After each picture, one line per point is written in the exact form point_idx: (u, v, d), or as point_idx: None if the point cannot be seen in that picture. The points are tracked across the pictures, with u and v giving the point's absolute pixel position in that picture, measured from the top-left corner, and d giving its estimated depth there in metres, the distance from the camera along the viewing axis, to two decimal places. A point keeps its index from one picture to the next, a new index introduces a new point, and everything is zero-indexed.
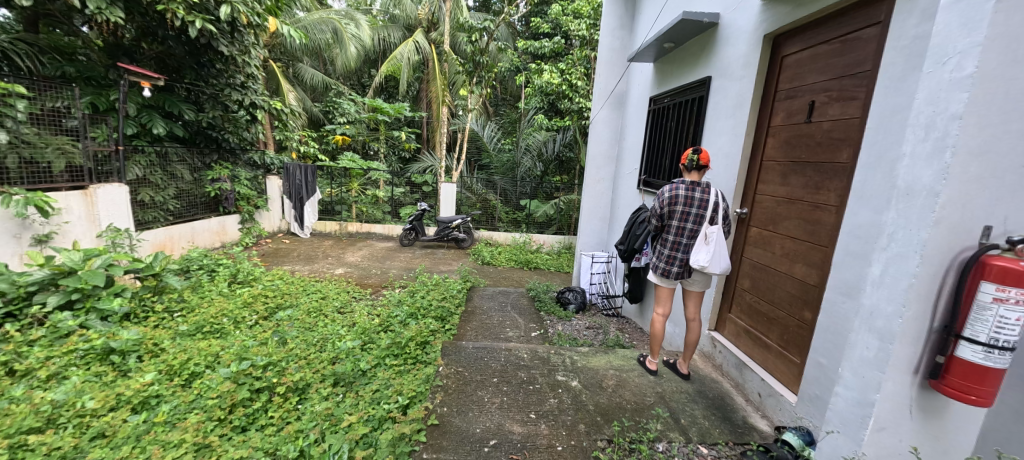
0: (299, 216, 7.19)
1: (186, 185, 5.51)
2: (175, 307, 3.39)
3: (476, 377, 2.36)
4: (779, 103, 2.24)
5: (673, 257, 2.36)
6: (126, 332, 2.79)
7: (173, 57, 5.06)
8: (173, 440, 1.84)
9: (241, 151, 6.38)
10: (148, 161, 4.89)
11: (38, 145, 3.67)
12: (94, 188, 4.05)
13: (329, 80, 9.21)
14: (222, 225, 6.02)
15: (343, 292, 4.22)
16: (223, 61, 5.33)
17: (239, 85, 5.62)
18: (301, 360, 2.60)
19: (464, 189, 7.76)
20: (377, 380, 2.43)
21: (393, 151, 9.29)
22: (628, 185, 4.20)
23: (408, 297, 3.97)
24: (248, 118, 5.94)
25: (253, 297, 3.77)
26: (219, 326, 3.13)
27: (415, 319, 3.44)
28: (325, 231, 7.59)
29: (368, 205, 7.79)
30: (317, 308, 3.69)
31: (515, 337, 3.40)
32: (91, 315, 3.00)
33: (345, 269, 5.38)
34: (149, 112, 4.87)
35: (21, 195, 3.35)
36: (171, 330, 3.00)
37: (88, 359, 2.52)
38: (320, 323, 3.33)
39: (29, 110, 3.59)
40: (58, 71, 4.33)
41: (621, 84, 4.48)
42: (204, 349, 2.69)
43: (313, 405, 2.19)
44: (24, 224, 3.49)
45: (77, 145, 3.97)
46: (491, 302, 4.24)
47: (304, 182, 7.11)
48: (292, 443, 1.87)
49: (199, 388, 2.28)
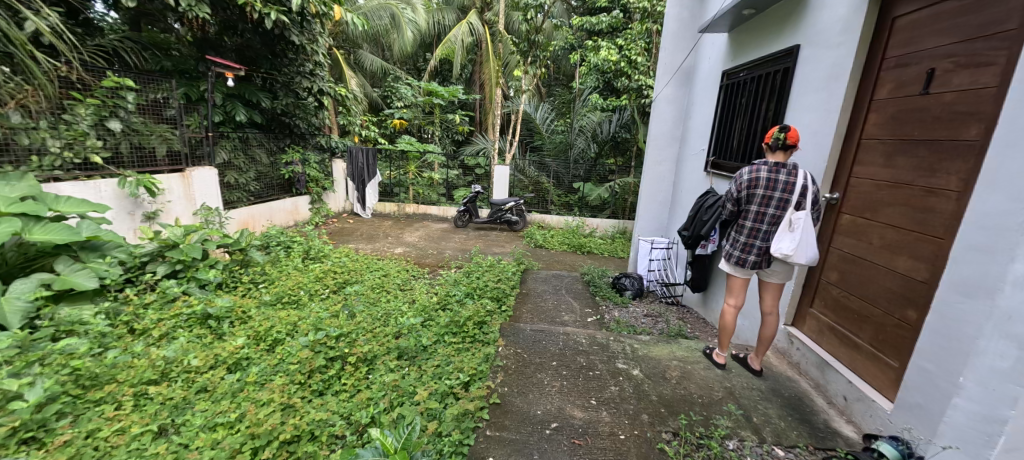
0: (361, 197, 7.57)
1: (264, 168, 5.99)
2: (259, 278, 3.75)
3: (536, 360, 2.39)
4: (885, 73, 1.96)
5: (750, 245, 2.17)
6: (220, 300, 3.12)
7: (252, 49, 5.47)
8: (263, 399, 2.05)
9: (310, 135, 6.82)
10: (232, 146, 5.37)
11: (145, 133, 4.14)
12: (190, 171, 4.54)
13: (387, 66, 9.52)
14: (294, 205, 6.51)
15: (404, 271, 4.43)
16: (294, 51, 5.61)
17: (308, 73, 5.93)
18: (369, 333, 2.78)
19: (517, 171, 7.75)
20: (439, 355, 2.55)
21: (447, 134, 9.47)
22: (693, 167, 3.94)
23: (464, 278, 4.07)
24: (316, 105, 6.28)
25: (324, 272, 4.06)
26: (296, 297, 3.42)
27: (472, 299, 3.53)
28: (386, 212, 7.96)
29: (424, 188, 8.05)
30: (380, 285, 3.90)
31: (571, 321, 3.39)
32: (192, 283, 3.39)
33: (404, 249, 5.63)
34: (233, 101, 5.34)
35: (133, 177, 3.88)
36: (256, 300, 3.31)
37: (191, 321, 2.86)
38: (385, 299, 3.54)
39: (138, 101, 4.05)
40: (158, 65, 4.82)
41: (689, 58, 4.18)
42: (284, 318, 2.94)
43: (381, 376, 2.34)
44: (137, 202, 4.02)
45: (175, 132, 4.45)
46: (545, 285, 4.23)
47: (366, 164, 7.46)
48: (364, 410, 2.01)
49: (282, 353, 2.51)
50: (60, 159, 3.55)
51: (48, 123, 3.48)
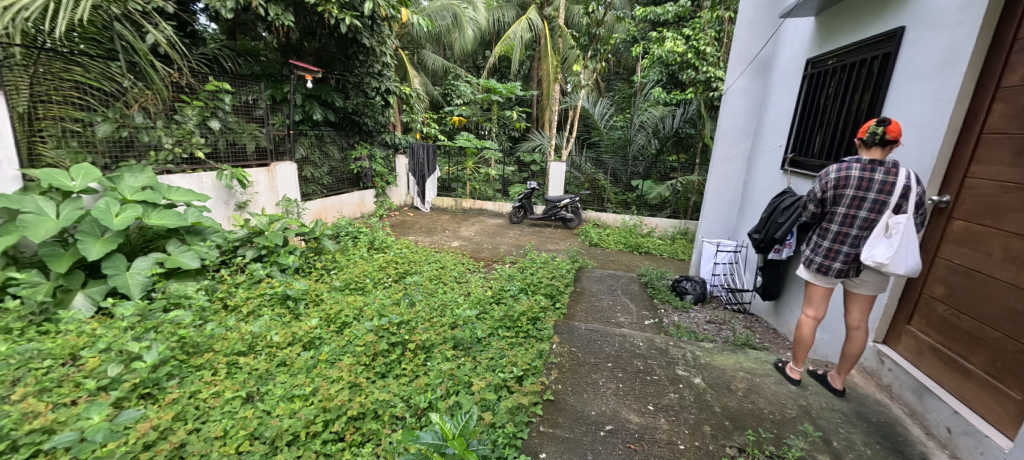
0: (421, 191, 7.91)
1: (336, 163, 6.45)
2: (330, 265, 4.06)
3: (591, 360, 2.37)
4: (1017, 57, 1.68)
5: (835, 251, 1.97)
6: (297, 283, 3.42)
7: (327, 52, 5.90)
8: (333, 376, 2.21)
9: (376, 133, 7.23)
10: (309, 143, 5.85)
11: (237, 131, 4.64)
12: (274, 165, 5.03)
13: (448, 64, 9.81)
14: (361, 198, 6.95)
15: (461, 264, 4.56)
16: (365, 53, 5.94)
17: (376, 73, 6.23)
18: (427, 322, 2.90)
19: (573, 168, 7.65)
20: (493, 348, 2.60)
21: (504, 131, 9.59)
22: (768, 165, 3.64)
23: (518, 273, 4.10)
24: (383, 103, 6.62)
25: (387, 262, 4.29)
26: (362, 284, 3.66)
27: (526, 294, 3.56)
28: (444, 207, 8.24)
29: (480, 183, 8.23)
30: (438, 276, 4.05)
31: (627, 323, 3.29)
32: (275, 267, 3.75)
33: (460, 242, 5.80)
34: (311, 101, 5.80)
35: (228, 170, 4.39)
36: (328, 285, 3.59)
37: (273, 301, 3.17)
38: (442, 290, 3.66)
39: (233, 102, 4.54)
40: (249, 70, 5.36)
41: (768, 46, 3.85)
42: (351, 303, 3.16)
43: (438, 364, 2.43)
44: (231, 193, 4.54)
45: (262, 130, 4.93)
46: (600, 284, 4.15)
47: (427, 160, 7.78)
48: (422, 395, 2.11)
49: (350, 335, 2.69)
50: (172, 154, 4.08)
51: (162, 122, 4.01)
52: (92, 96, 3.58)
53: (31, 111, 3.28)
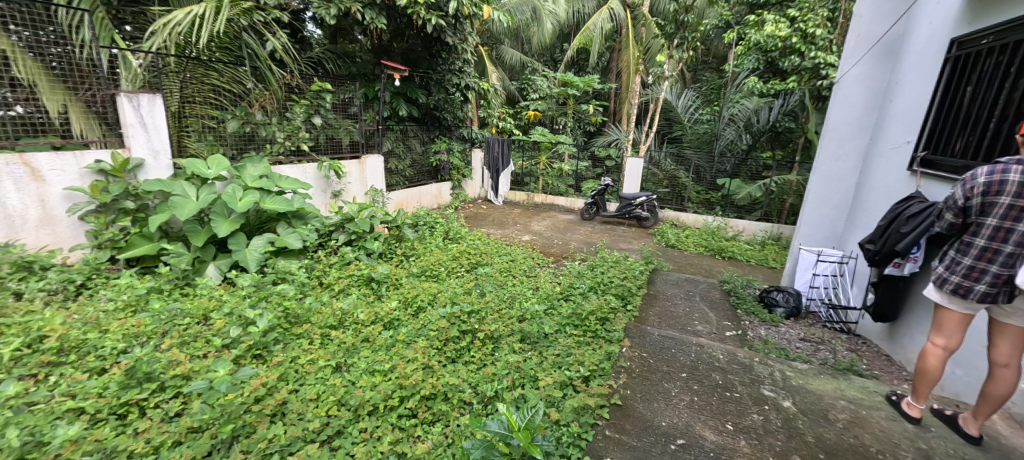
0: (495, 185, 8.11)
1: (418, 157, 6.86)
2: (410, 252, 4.34)
3: (663, 368, 2.27)
4: None
5: (979, 271, 1.63)
6: (380, 267, 3.71)
7: (414, 52, 6.26)
8: (410, 356, 2.37)
9: (455, 127, 7.53)
10: (395, 137, 6.29)
11: (335, 127, 5.15)
12: (365, 158, 5.51)
13: (526, 59, 9.86)
14: (439, 190, 7.33)
15: (530, 259, 4.60)
16: (448, 51, 6.19)
17: (457, 70, 6.48)
18: (496, 313, 2.98)
19: (651, 164, 7.28)
20: (561, 345, 2.59)
21: (579, 125, 9.42)
22: (889, 164, 3.12)
23: (588, 271, 4.03)
24: (462, 99, 6.86)
25: (460, 252, 4.47)
26: (437, 272, 3.87)
27: (596, 293, 3.48)
28: (516, 200, 8.37)
29: (553, 178, 8.19)
30: (508, 269, 4.14)
31: (704, 332, 3.07)
32: (362, 251, 4.11)
33: (531, 237, 5.85)
34: (398, 98, 6.21)
35: (326, 162, 4.93)
36: (407, 270, 3.86)
37: (359, 282, 3.48)
38: (511, 283, 3.73)
39: (333, 101, 5.03)
40: (347, 70, 5.91)
41: (898, 26, 3.29)
42: (427, 289, 3.36)
43: (505, 355, 2.49)
44: (328, 182, 5.12)
45: (355, 126, 5.40)
46: (675, 288, 3.92)
47: (501, 154, 7.94)
48: (489, 383, 2.18)
49: (425, 320, 2.86)
50: (283, 147, 4.65)
51: (276, 119, 4.58)
52: (225, 97, 4.22)
53: (180, 110, 4.00)
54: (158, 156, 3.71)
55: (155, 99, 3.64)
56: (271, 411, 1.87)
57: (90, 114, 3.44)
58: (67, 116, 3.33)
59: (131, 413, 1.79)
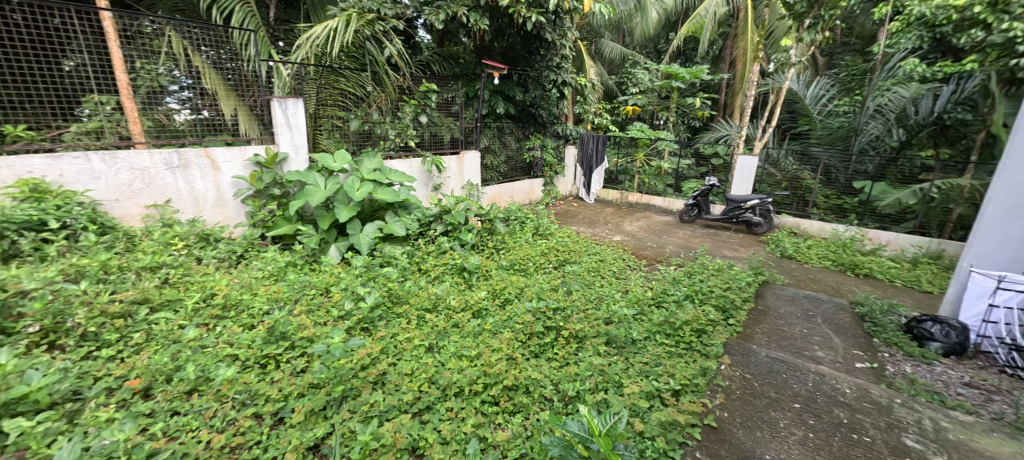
0: (587, 182, 7.96)
1: (512, 153, 7.05)
2: (500, 246, 4.49)
3: (770, 394, 2.11)
4: None
5: None
6: (472, 258, 3.90)
7: (513, 51, 6.41)
8: (495, 346, 2.45)
9: (550, 124, 7.55)
10: (492, 134, 6.54)
11: (439, 124, 5.54)
12: (463, 153, 5.85)
13: (627, 52, 9.45)
14: (531, 186, 7.45)
15: (620, 260, 4.43)
16: (547, 48, 6.22)
17: (555, 66, 6.46)
18: (582, 313, 2.93)
19: (767, 163, 6.46)
20: (650, 354, 2.45)
21: (682, 120, 8.75)
22: None
23: (684, 277, 3.74)
24: (558, 95, 6.84)
25: (548, 249, 4.48)
26: (526, 267, 3.93)
27: (692, 302, 3.22)
28: (608, 199, 8.12)
29: (650, 177, 7.76)
30: (596, 269, 4.04)
31: (825, 359, 2.65)
32: (457, 241, 4.37)
33: (622, 237, 5.63)
34: (496, 96, 6.43)
35: (429, 157, 5.33)
36: (497, 263, 4.00)
37: (453, 270, 3.70)
38: (599, 284, 3.63)
39: (438, 100, 5.41)
40: (451, 71, 6.34)
41: None
42: (515, 283, 3.44)
43: (589, 356, 2.44)
44: (430, 176, 5.55)
45: (456, 123, 5.75)
46: (790, 305, 3.44)
47: (596, 151, 7.74)
48: (571, 383, 2.16)
49: (511, 312, 2.93)
50: (394, 143, 5.14)
51: (390, 118, 5.08)
52: (350, 100, 4.79)
53: (316, 112, 4.66)
54: (297, 151, 4.39)
55: (297, 102, 4.30)
56: (374, 379, 2.09)
57: (253, 116, 4.20)
58: (237, 118, 4.08)
59: (270, 364, 2.14)
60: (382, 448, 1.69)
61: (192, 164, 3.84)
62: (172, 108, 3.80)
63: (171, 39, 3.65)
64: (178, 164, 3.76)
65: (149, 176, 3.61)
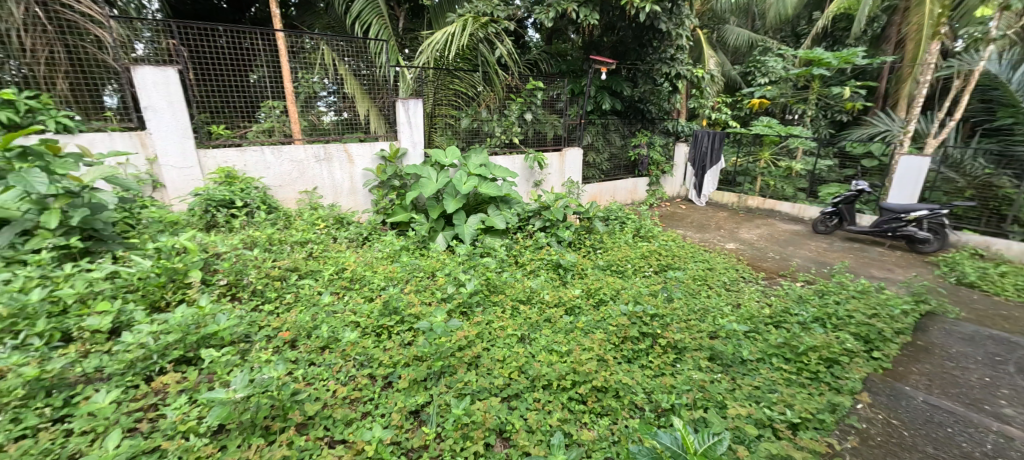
0: (698, 183, 7.32)
1: (617, 150, 6.83)
2: (598, 245, 4.39)
3: (923, 447, 1.83)
4: None
5: None
6: (568, 255, 3.89)
7: (624, 44, 6.19)
8: (586, 345, 2.41)
9: (659, 120, 7.09)
10: (596, 131, 6.42)
11: (543, 122, 5.64)
12: (565, 150, 5.88)
13: (756, 37, 8.38)
14: (634, 185, 7.13)
15: (733, 271, 3.98)
16: (660, 38, 5.87)
17: (669, 58, 6.04)
18: (683, 323, 2.72)
19: (944, 165, 5.18)
20: (762, 378, 2.18)
21: (824, 113, 7.45)
22: None
23: (814, 297, 3.21)
24: (671, 89, 6.37)
25: (649, 252, 4.24)
26: (624, 268, 3.79)
27: (823, 326, 2.75)
28: (723, 202, 7.35)
29: (777, 179, 6.80)
30: (703, 278, 3.70)
31: (1019, 419, 2.04)
32: (554, 238, 4.39)
33: (737, 245, 5.06)
34: (603, 92, 6.28)
35: (532, 153, 5.47)
36: (593, 262, 3.93)
37: (549, 266, 3.73)
38: (705, 295, 3.32)
39: (543, 98, 5.51)
40: (557, 68, 6.37)
41: None
42: (611, 284, 3.34)
43: (689, 370, 2.27)
44: (531, 172, 5.70)
45: (560, 120, 5.79)
46: (967, 345, 2.72)
47: (711, 149, 7.06)
48: (666, 394, 2.04)
49: (605, 313, 2.85)
50: (499, 140, 5.39)
51: (497, 116, 5.32)
52: (462, 99, 5.14)
53: (433, 111, 5.07)
54: (415, 147, 4.86)
55: (418, 102, 4.74)
56: (469, 360, 2.22)
57: (382, 116, 4.79)
58: (369, 117, 4.72)
59: (384, 333, 2.43)
60: (472, 424, 1.79)
61: (334, 157, 4.52)
62: (321, 111, 4.49)
63: (325, 53, 4.32)
64: (324, 157, 4.47)
65: (303, 166, 4.37)
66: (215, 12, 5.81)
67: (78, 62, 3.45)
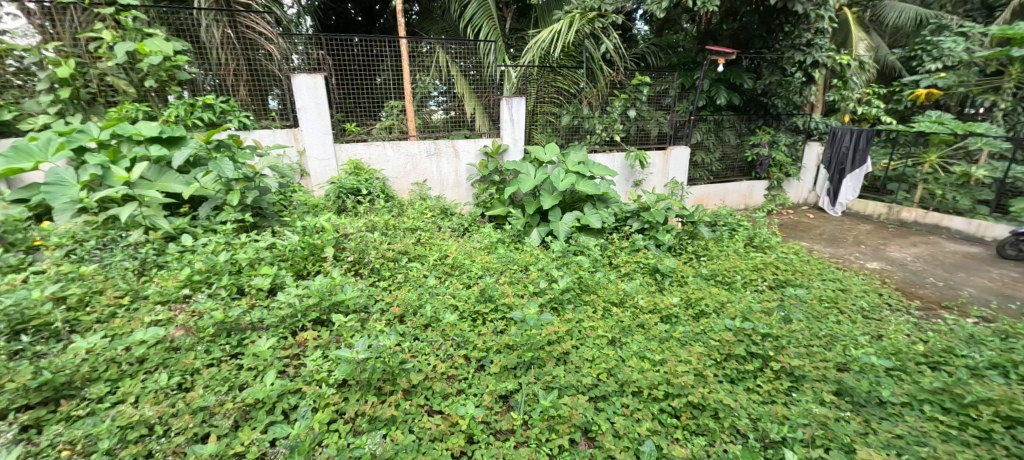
0: (834, 190, 6.34)
1: (730, 150, 6.20)
2: (701, 252, 4.06)
3: None
4: None
5: None
6: (667, 260, 3.67)
7: (747, 31, 5.56)
8: (683, 357, 2.25)
9: (786, 116, 6.16)
10: (707, 128, 5.91)
11: (647, 118, 5.40)
12: (671, 149, 5.55)
13: (927, 14, 6.75)
14: (750, 189, 6.41)
15: (873, 296, 3.36)
16: (795, 22, 5.14)
17: (804, 44, 5.21)
18: (803, 348, 2.39)
19: None
20: (906, 426, 1.82)
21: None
22: None
23: (995, 338, 2.55)
24: (803, 80, 5.48)
25: (764, 264, 3.78)
26: (731, 280, 3.44)
27: (1006, 376, 2.17)
28: (865, 212, 6.23)
29: (947, 188, 5.50)
30: (832, 299, 3.19)
31: None
32: (652, 241, 4.17)
33: (881, 266, 4.24)
34: (718, 85, 5.73)
35: (634, 152, 5.27)
36: (695, 270, 3.65)
37: (645, 270, 3.57)
38: (834, 320, 2.85)
39: (649, 93, 5.26)
40: (666, 62, 6.03)
41: None
42: (715, 295, 3.07)
43: (806, 403, 2.00)
44: (632, 171, 5.51)
45: (666, 117, 5.48)
46: None
47: (853, 150, 6.02)
48: (776, 424, 1.83)
49: (707, 326, 2.63)
50: (599, 137, 5.29)
51: (599, 113, 5.23)
52: (564, 97, 5.18)
53: (534, 108, 5.18)
54: (516, 143, 5.02)
55: (521, 100, 4.87)
56: (558, 355, 2.24)
57: (486, 114, 5.04)
58: (475, 115, 5.00)
59: (479, 319, 2.57)
60: (559, 418, 1.82)
61: (443, 152, 4.89)
62: (432, 109, 4.91)
63: (439, 56, 4.72)
64: (435, 152, 4.86)
65: (416, 160, 4.81)
66: (352, 24, 6.68)
67: (255, 73, 4.29)
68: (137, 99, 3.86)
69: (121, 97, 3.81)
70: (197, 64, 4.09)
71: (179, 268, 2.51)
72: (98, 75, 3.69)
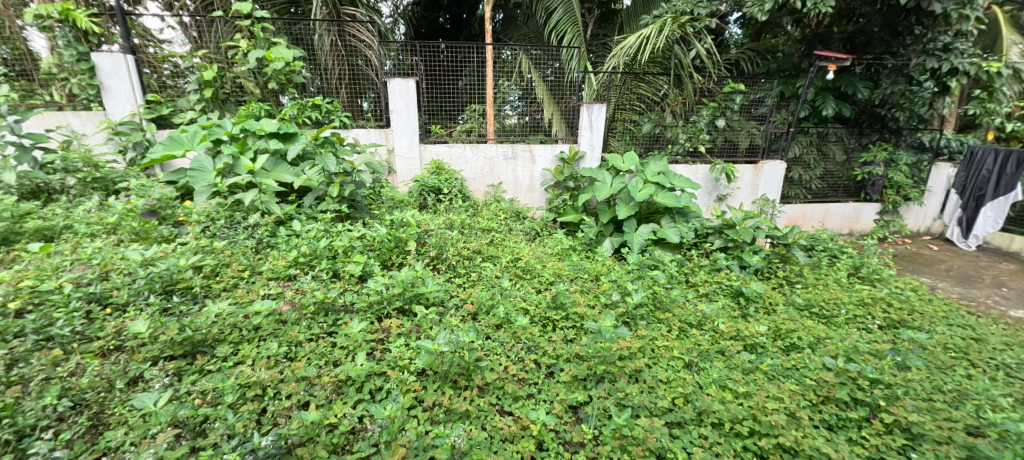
0: (968, 220, 5.36)
1: (834, 166, 5.55)
2: (795, 278, 3.67)
3: None
4: None
5: None
6: (753, 284, 3.37)
7: (866, 34, 4.91)
8: (773, 393, 2.05)
9: (909, 130, 5.47)
10: (808, 142, 5.35)
11: (737, 129, 5.03)
12: (763, 163, 5.12)
13: None
14: (856, 212, 5.71)
15: (1020, 351, 2.79)
16: (929, 23, 4.45)
17: (940, 48, 4.54)
18: (924, 402, 2.05)
19: None
20: None
21: None
22: None
23: None
24: (935, 91, 4.90)
25: (873, 299, 3.31)
26: (832, 313, 3.07)
27: None
28: (1010, 250, 5.24)
29: None
30: (963, 350, 2.70)
31: None
32: (737, 261, 3.87)
33: None
34: (825, 94, 5.12)
35: (721, 164, 4.94)
36: (786, 297, 3.31)
37: (727, 292, 3.31)
38: (964, 373, 2.42)
39: (742, 101, 4.90)
40: (764, 68, 5.49)
41: None
42: (811, 328, 2.76)
43: None
44: (716, 185, 5.18)
45: (759, 128, 5.05)
46: None
47: (995, 174, 5.04)
48: None
49: (800, 362, 2.38)
50: (681, 147, 5.05)
51: (682, 122, 4.99)
52: (647, 103, 4.99)
53: (614, 115, 5.07)
54: (593, 150, 4.95)
55: (602, 107, 4.79)
56: (630, 372, 2.17)
57: (564, 120, 5.04)
58: (552, 121, 5.04)
59: (549, 325, 2.57)
60: (632, 439, 1.75)
61: (519, 156, 4.98)
62: (508, 114, 4.99)
63: (522, 61, 4.82)
64: (511, 156, 4.97)
65: (493, 163, 4.96)
66: (441, 32, 7.04)
67: (355, 77, 4.73)
68: (260, 99, 4.44)
69: (249, 97, 4.40)
70: (309, 69, 4.58)
71: (287, 250, 2.83)
72: (232, 78, 4.30)
